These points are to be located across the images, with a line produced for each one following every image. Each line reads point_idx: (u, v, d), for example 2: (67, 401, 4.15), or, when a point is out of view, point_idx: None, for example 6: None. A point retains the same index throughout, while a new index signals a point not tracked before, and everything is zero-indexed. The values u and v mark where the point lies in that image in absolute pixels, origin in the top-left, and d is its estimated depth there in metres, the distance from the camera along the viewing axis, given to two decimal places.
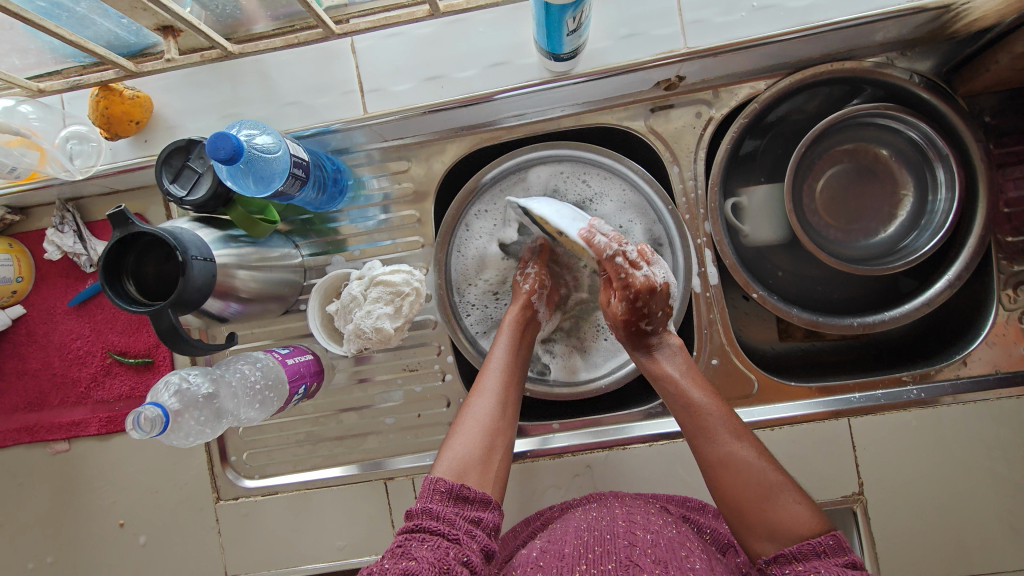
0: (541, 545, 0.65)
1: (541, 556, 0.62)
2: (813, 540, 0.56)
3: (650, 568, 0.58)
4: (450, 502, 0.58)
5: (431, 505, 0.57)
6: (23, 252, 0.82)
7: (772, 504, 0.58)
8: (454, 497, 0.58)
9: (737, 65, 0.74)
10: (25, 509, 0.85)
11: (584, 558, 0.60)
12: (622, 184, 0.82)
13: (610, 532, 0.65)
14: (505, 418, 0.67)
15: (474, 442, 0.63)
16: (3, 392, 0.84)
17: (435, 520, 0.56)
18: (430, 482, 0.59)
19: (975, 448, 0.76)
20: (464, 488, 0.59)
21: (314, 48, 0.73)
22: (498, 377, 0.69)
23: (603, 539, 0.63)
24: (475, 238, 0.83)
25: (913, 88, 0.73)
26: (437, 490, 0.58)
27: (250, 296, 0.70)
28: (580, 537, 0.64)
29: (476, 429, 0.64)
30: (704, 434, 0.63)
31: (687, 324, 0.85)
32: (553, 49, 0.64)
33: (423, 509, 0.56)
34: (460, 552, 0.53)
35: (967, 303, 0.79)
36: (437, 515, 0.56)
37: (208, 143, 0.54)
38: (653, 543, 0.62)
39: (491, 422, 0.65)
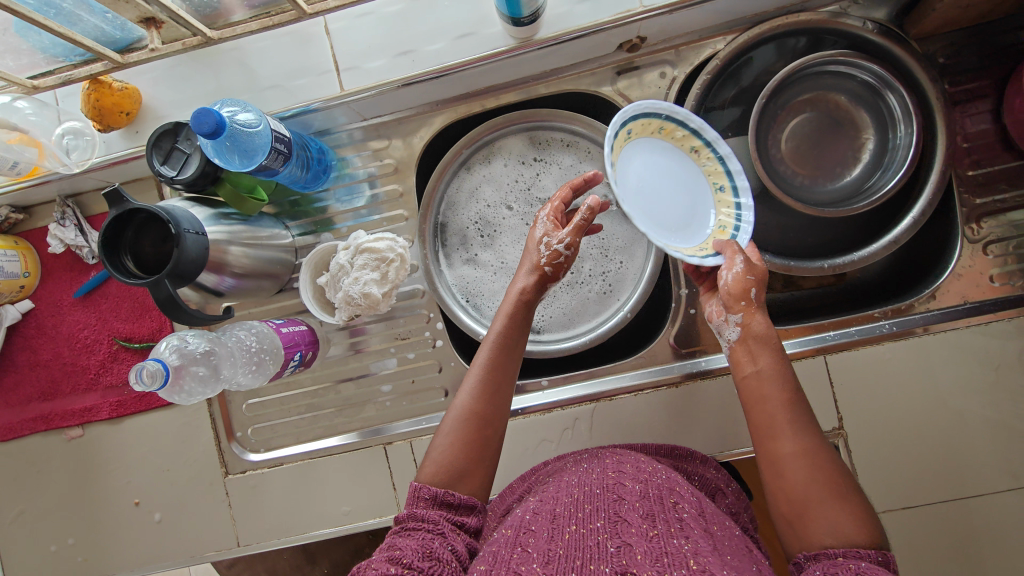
0: (534, 507, 0.65)
1: (534, 519, 0.63)
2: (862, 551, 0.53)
3: (639, 522, 0.59)
4: (435, 507, 0.61)
5: (416, 510, 0.60)
6: (28, 248, 0.86)
7: (827, 502, 0.56)
8: (440, 503, 0.61)
9: (695, 22, 0.77)
10: (44, 494, 0.89)
11: (575, 518, 0.61)
12: (589, 146, 0.87)
13: (599, 486, 0.66)
14: (489, 425, 0.66)
15: (456, 449, 0.64)
16: (18, 384, 0.88)
17: (421, 521, 0.59)
18: (416, 490, 0.62)
19: (951, 377, 0.78)
20: (448, 495, 0.62)
21: (290, 33, 0.77)
22: (480, 386, 0.67)
23: (592, 495, 0.65)
24: (458, 211, 0.89)
25: (867, 33, 0.76)
26: (421, 496, 0.61)
27: (244, 271, 0.73)
28: (571, 496, 0.65)
29: (453, 441, 0.65)
30: (775, 425, 0.61)
31: (664, 278, 0.89)
32: (513, 14, 0.67)
33: (409, 514, 0.60)
34: (445, 543, 0.57)
35: (935, 237, 0.82)
36: (422, 517, 0.59)
37: (192, 119, 0.58)
38: (641, 494, 0.64)
39: (476, 428, 0.65)
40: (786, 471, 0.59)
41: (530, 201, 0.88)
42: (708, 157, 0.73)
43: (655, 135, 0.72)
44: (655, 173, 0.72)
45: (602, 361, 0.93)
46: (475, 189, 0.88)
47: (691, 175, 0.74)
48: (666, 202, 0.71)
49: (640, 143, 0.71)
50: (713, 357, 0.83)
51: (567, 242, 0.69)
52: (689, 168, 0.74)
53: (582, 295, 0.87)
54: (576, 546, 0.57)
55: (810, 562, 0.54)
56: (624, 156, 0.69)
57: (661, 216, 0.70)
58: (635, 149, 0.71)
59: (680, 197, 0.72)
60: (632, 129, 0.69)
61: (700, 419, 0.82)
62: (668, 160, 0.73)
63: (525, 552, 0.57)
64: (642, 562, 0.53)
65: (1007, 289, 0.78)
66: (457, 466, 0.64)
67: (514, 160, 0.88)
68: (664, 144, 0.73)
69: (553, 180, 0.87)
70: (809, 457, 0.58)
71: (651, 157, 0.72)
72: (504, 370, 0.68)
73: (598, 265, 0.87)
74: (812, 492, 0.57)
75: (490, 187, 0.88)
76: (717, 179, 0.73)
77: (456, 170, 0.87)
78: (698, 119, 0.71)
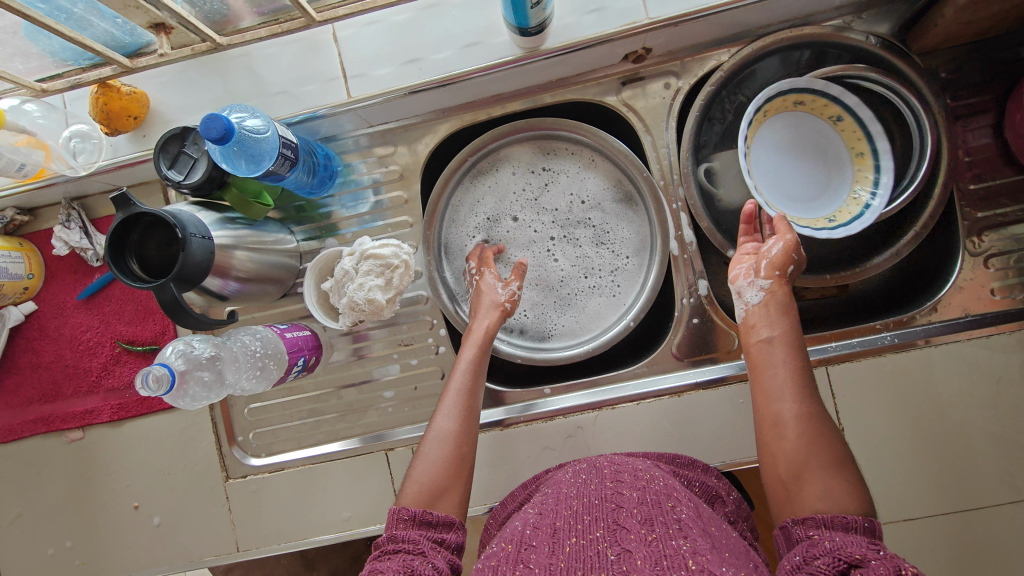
0: (534, 521, 0.65)
1: (534, 533, 0.63)
2: (847, 516, 0.55)
3: (636, 528, 0.60)
4: (415, 526, 0.61)
5: (396, 532, 0.60)
6: (33, 250, 0.86)
7: (828, 496, 0.57)
8: (419, 522, 0.61)
9: (700, 34, 0.78)
10: (43, 497, 0.88)
11: (575, 530, 0.61)
12: (592, 153, 0.87)
13: (597, 497, 0.66)
14: (467, 441, 0.68)
15: (439, 467, 0.66)
16: (19, 385, 0.88)
17: (400, 542, 0.59)
18: (395, 512, 0.62)
19: (953, 389, 0.79)
20: (427, 513, 0.62)
21: (299, 40, 0.77)
22: (458, 409, 0.70)
23: (591, 506, 0.64)
24: (462, 219, 0.89)
25: (871, 47, 0.77)
26: (400, 517, 0.61)
27: (248, 276, 0.74)
28: (571, 508, 0.65)
29: (436, 460, 0.66)
30: (776, 393, 0.63)
31: (668, 287, 0.89)
32: (520, 23, 0.68)
33: (389, 537, 0.60)
34: (426, 562, 0.57)
35: (937, 251, 0.83)
36: (401, 538, 0.59)
37: (201, 124, 0.59)
38: (639, 501, 0.64)
39: (456, 447, 0.67)
40: (785, 433, 0.61)
41: (536, 211, 0.88)
42: (859, 202, 0.79)
43: (851, 161, 0.82)
44: (815, 169, 0.83)
45: (605, 370, 0.93)
46: (477, 197, 0.89)
47: (827, 200, 0.82)
48: (794, 176, 0.83)
49: (836, 147, 0.82)
50: (714, 367, 0.83)
51: (518, 288, 0.80)
52: (839, 193, 0.81)
53: (588, 303, 0.87)
54: (577, 559, 0.56)
55: (795, 526, 0.56)
56: (807, 122, 0.82)
57: (779, 167, 0.83)
58: (827, 143, 0.83)
59: (803, 189, 0.82)
60: (839, 117, 0.81)
61: (701, 429, 0.82)
62: (833, 180, 0.82)
63: (528, 568, 0.56)
64: (642, 566, 0.54)
65: (1008, 302, 0.78)
66: (439, 481, 0.65)
67: (522, 169, 0.88)
68: (847, 176, 0.82)
69: (559, 192, 0.88)
70: (806, 424, 0.61)
71: (829, 165, 0.83)
72: (474, 391, 0.72)
73: (602, 275, 0.87)
74: (807, 461, 0.59)
75: (494, 195, 0.89)
76: (835, 213, 0.80)
77: (460, 178, 0.87)
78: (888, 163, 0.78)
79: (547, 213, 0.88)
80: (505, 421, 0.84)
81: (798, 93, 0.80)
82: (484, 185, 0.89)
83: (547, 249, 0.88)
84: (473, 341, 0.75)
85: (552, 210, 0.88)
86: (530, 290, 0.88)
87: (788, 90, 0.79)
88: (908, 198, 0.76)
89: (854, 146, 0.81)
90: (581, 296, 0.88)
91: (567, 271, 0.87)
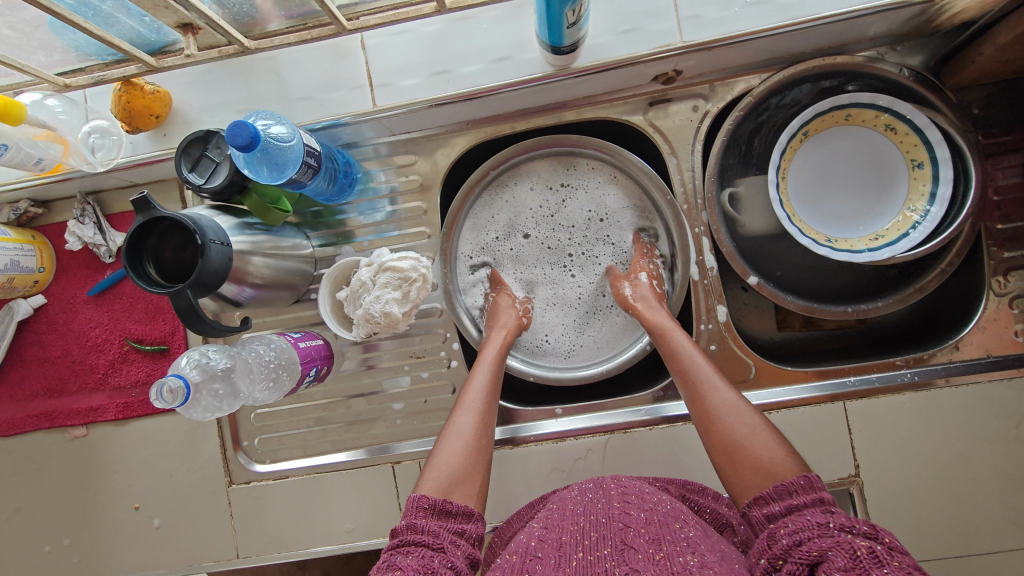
0: (539, 533, 0.64)
1: (539, 546, 0.62)
2: (786, 481, 0.59)
3: (645, 547, 0.59)
4: (435, 517, 0.61)
5: (416, 521, 0.60)
6: (45, 243, 0.85)
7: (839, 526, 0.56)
8: (439, 512, 0.61)
9: (732, 59, 0.77)
10: (43, 493, 0.87)
11: (581, 546, 0.60)
12: (614, 170, 0.86)
13: (605, 515, 0.65)
14: (483, 445, 0.68)
15: (456, 460, 0.66)
16: (25, 379, 0.87)
17: (421, 533, 0.59)
18: (414, 500, 0.62)
19: (968, 431, 0.79)
20: (447, 502, 0.61)
21: (326, 46, 0.76)
22: (475, 414, 0.70)
23: (598, 523, 0.63)
24: (481, 230, 0.88)
25: (904, 80, 0.76)
26: (421, 506, 0.61)
27: (264, 282, 0.73)
28: (576, 524, 0.64)
29: (456, 461, 0.66)
30: (706, 383, 0.69)
31: (687, 312, 0.88)
32: (553, 42, 0.67)
33: (408, 525, 0.59)
34: (445, 559, 0.56)
35: (960, 289, 0.82)
36: (422, 528, 0.59)
37: (227, 131, 0.58)
38: (647, 520, 0.63)
39: (473, 440, 0.68)
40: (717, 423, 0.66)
41: (553, 227, 0.87)
42: (864, 245, 0.78)
43: (897, 213, 0.78)
44: (863, 198, 0.81)
45: (616, 392, 0.92)
46: (499, 209, 0.87)
47: (842, 225, 0.81)
48: (838, 187, 0.81)
49: (896, 186, 0.79)
50: None
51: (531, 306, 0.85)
52: (864, 228, 0.80)
53: (605, 321, 0.86)
54: None
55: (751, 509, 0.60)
56: (884, 144, 0.79)
57: (827, 172, 0.81)
58: (891, 175, 0.79)
59: (833, 202, 0.81)
60: (919, 159, 0.76)
61: None
62: (865, 217, 0.80)
63: None
64: None
65: None
66: (455, 472, 0.65)
67: (545, 182, 0.87)
68: (882, 222, 0.79)
69: (576, 209, 0.87)
70: (731, 409, 0.66)
71: (880, 200, 0.80)
72: (494, 386, 0.73)
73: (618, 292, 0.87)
74: (746, 444, 0.64)
75: (516, 208, 0.87)
76: (835, 237, 0.80)
77: (480, 192, 0.86)
78: (927, 226, 0.75)
79: (562, 231, 0.86)
80: (515, 439, 0.83)
81: (896, 118, 0.75)
82: (507, 197, 0.87)
83: (563, 263, 0.87)
84: (487, 356, 0.76)
85: (571, 227, 0.86)
86: (543, 304, 0.87)
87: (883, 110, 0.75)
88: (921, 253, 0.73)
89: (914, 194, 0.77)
90: (597, 312, 0.87)
91: (582, 287, 0.87)
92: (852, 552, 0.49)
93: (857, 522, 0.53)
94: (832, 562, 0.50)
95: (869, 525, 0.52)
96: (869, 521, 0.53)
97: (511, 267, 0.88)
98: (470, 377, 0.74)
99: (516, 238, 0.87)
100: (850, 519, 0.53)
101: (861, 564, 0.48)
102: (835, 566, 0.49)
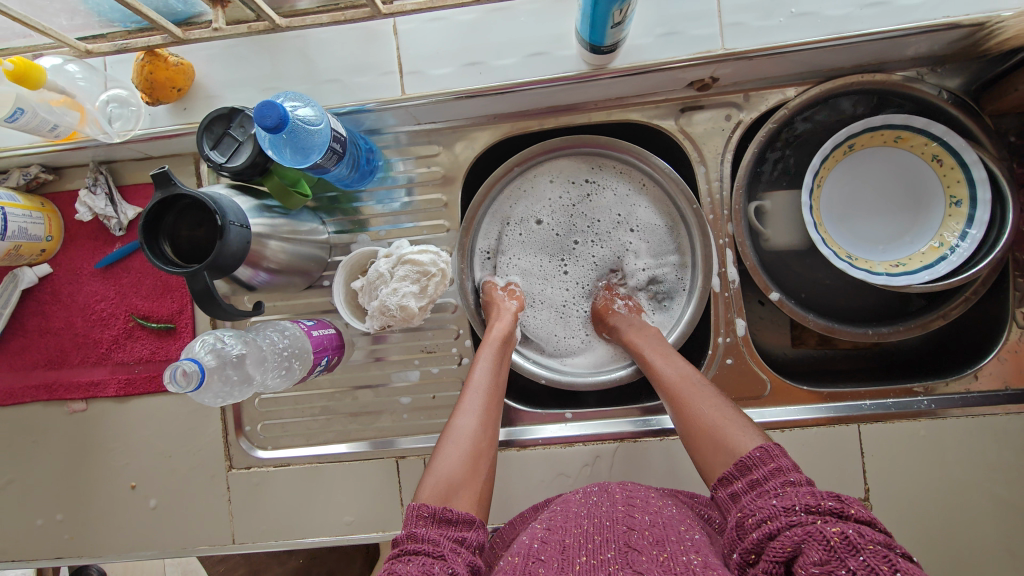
0: (542, 536, 0.63)
1: (542, 548, 0.60)
2: (744, 455, 0.61)
3: (648, 549, 0.58)
4: (435, 525, 0.58)
5: (416, 530, 0.58)
6: (54, 212, 0.83)
7: None
8: (440, 520, 0.59)
9: (771, 70, 0.75)
10: (38, 466, 0.86)
11: (585, 549, 0.59)
12: (642, 176, 0.84)
13: (609, 518, 0.64)
14: (485, 444, 0.67)
15: (457, 463, 0.65)
16: (25, 349, 0.85)
17: (421, 542, 0.56)
18: (416, 508, 0.60)
19: (980, 461, 0.78)
20: (447, 511, 0.59)
21: (357, 28, 0.74)
22: (475, 416, 0.69)
23: (602, 526, 0.62)
24: (507, 219, 0.86)
25: (940, 104, 0.74)
26: (421, 514, 0.59)
27: (279, 267, 0.71)
28: (580, 526, 0.63)
29: (458, 461, 0.65)
30: (697, 399, 0.68)
31: (704, 323, 0.87)
32: (594, 41, 0.65)
33: (408, 535, 0.57)
34: (446, 565, 0.53)
35: (981, 320, 0.82)
36: (422, 537, 0.57)
37: (256, 111, 0.56)
38: (651, 523, 0.63)
39: (474, 443, 0.67)
40: (686, 406, 0.68)
41: (580, 221, 0.85)
42: (879, 266, 0.77)
43: (924, 244, 0.77)
44: (891, 224, 0.80)
45: (625, 401, 0.91)
46: (528, 201, 0.85)
47: (866, 246, 0.80)
48: (868, 208, 0.80)
49: (927, 219, 0.78)
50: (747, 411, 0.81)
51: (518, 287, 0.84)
52: (885, 251, 0.79)
53: None
54: None
55: (717, 490, 0.61)
56: (924, 174, 0.77)
57: (859, 189, 0.80)
58: (925, 207, 0.78)
59: (861, 221, 0.80)
60: (957, 195, 0.75)
61: None
62: (887, 244, 0.79)
63: None
64: None
65: None
66: (458, 475, 0.64)
67: (576, 178, 0.85)
68: (905, 250, 0.78)
69: (603, 207, 0.85)
70: (697, 392, 0.69)
71: (909, 230, 0.79)
72: (497, 386, 0.72)
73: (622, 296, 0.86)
74: (713, 429, 0.65)
75: (545, 203, 0.85)
76: (855, 255, 0.78)
77: (506, 184, 0.84)
78: (949, 262, 0.74)
79: (583, 227, 0.85)
80: (521, 441, 0.82)
81: (945, 149, 0.74)
82: (537, 189, 0.85)
83: (572, 255, 0.85)
84: (488, 352, 0.74)
85: (595, 223, 0.85)
86: (547, 297, 0.86)
87: (934, 138, 0.73)
88: (939, 288, 0.73)
89: (943, 232, 0.76)
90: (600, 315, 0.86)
91: (587, 285, 0.86)
92: (826, 543, 0.48)
93: (820, 499, 0.52)
94: (807, 557, 0.48)
95: (832, 500, 0.51)
96: (830, 494, 0.52)
97: (521, 251, 0.86)
98: (470, 374, 0.73)
99: (542, 232, 0.86)
100: (813, 496, 0.52)
101: (836, 555, 0.47)
102: (810, 560, 0.47)
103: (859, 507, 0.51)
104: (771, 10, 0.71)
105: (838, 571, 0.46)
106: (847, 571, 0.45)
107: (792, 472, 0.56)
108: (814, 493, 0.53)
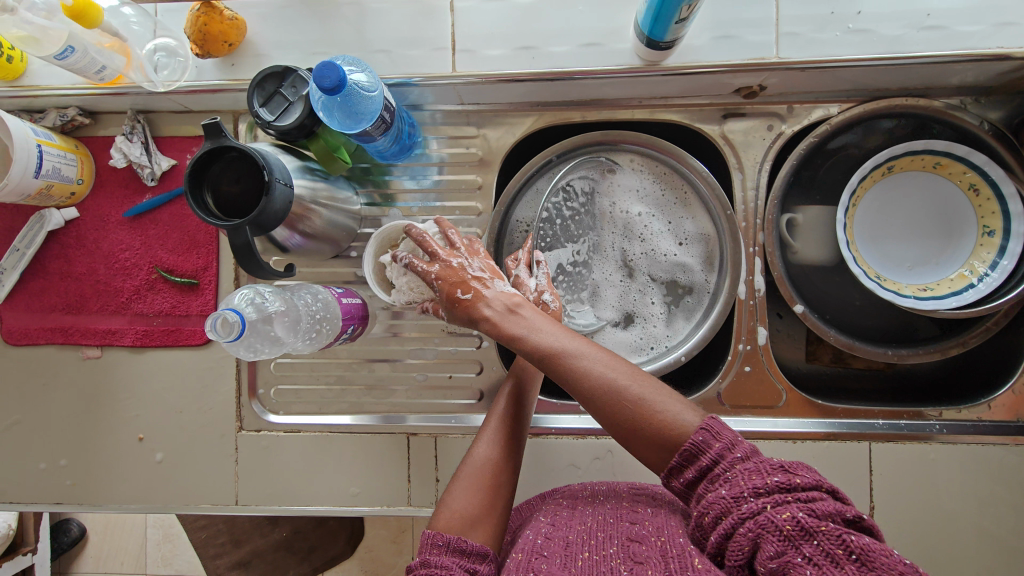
0: (545, 532, 0.62)
1: (544, 543, 0.59)
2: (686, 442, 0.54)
3: (649, 538, 0.59)
4: (449, 554, 0.57)
5: (429, 557, 0.57)
6: (87, 155, 0.82)
7: None
8: (454, 550, 0.57)
9: (819, 84, 0.76)
10: (46, 409, 0.85)
11: (588, 545, 0.59)
12: (680, 177, 0.84)
13: (613, 516, 0.64)
14: (507, 472, 0.65)
15: (476, 492, 0.63)
16: (44, 291, 0.85)
17: (432, 568, 0.56)
18: (428, 537, 0.59)
19: (984, 489, 0.79)
20: (462, 541, 0.58)
21: (413, 2, 0.74)
22: (495, 445, 0.67)
23: (605, 523, 0.62)
24: (563, 195, 0.86)
25: (980, 134, 0.75)
26: (435, 543, 0.58)
27: (313, 232, 0.71)
28: (584, 523, 0.63)
29: (476, 487, 0.63)
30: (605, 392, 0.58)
31: (725, 330, 0.87)
32: (654, 36, 0.66)
33: (422, 562, 0.57)
34: None
35: (1000, 351, 0.82)
36: (433, 564, 0.56)
37: (315, 70, 0.56)
38: (657, 519, 0.63)
39: (491, 476, 0.64)
40: (614, 414, 0.57)
41: (625, 208, 0.85)
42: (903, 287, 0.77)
43: (953, 272, 0.78)
44: (920, 247, 0.81)
45: None
46: (585, 179, 0.85)
47: (893, 267, 0.81)
48: (900, 230, 0.81)
49: (959, 247, 0.78)
50: (759, 418, 0.81)
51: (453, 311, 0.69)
52: (912, 273, 0.80)
53: (655, 315, 0.85)
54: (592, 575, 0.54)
55: (670, 482, 0.56)
56: (959, 202, 0.78)
57: (894, 211, 0.81)
58: (958, 234, 0.79)
59: (891, 243, 0.81)
60: (989, 225, 0.76)
61: None
62: (916, 268, 0.80)
63: None
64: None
65: None
66: (472, 508, 0.61)
67: (625, 169, 0.85)
68: (932, 276, 0.79)
69: (647, 199, 0.85)
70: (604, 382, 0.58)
71: (939, 257, 0.79)
72: (519, 417, 0.70)
73: (659, 287, 0.85)
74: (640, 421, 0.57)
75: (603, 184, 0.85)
76: (883, 276, 0.79)
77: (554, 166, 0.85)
78: (978, 290, 0.74)
79: (626, 214, 0.85)
80: (535, 429, 0.83)
81: (982, 179, 0.75)
82: (595, 167, 0.85)
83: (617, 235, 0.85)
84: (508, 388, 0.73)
85: (636, 213, 0.85)
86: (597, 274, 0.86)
87: (973, 167, 0.74)
88: (966, 315, 0.73)
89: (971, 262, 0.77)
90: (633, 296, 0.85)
91: (625, 267, 0.85)
92: (779, 534, 0.46)
93: (766, 478, 0.50)
94: (764, 551, 0.47)
95: (778, 475, 0.50)
96: (775, 468, 0.50)
97: (575, 235, 0.86)
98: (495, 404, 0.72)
99: (595, 212, 0.86)
100: (759, 475, 0.50)
101: (790, 544, 0.46)
102: (766, 557, 0.46)
103: (804, 472, 0.50)
104: (825, 23, 0.72)
105: (795, 562, 0.45)
106: (802, 561, 0.44)
107: (739, 449, 0.53)
108: (759, 470, 0.51)
